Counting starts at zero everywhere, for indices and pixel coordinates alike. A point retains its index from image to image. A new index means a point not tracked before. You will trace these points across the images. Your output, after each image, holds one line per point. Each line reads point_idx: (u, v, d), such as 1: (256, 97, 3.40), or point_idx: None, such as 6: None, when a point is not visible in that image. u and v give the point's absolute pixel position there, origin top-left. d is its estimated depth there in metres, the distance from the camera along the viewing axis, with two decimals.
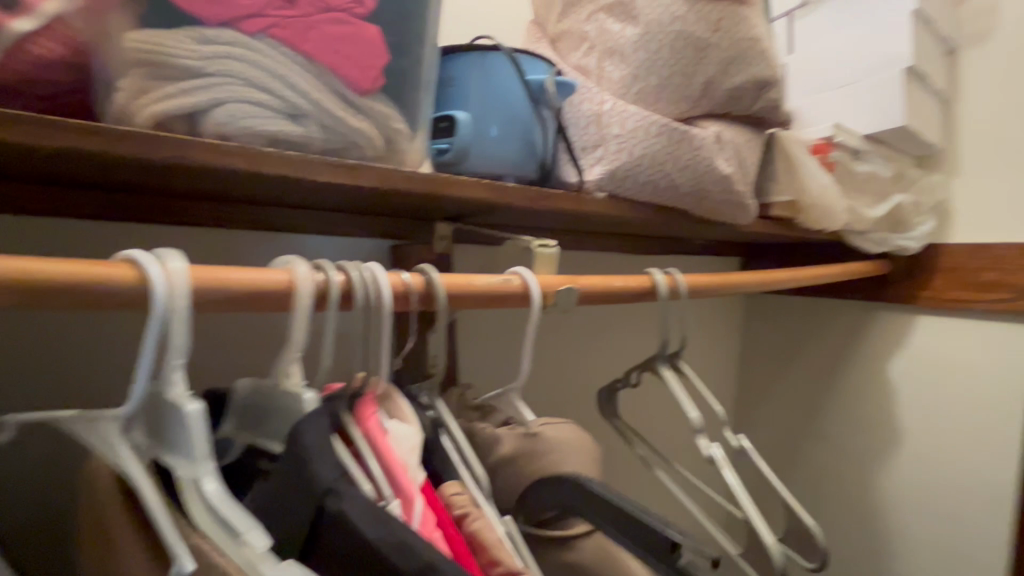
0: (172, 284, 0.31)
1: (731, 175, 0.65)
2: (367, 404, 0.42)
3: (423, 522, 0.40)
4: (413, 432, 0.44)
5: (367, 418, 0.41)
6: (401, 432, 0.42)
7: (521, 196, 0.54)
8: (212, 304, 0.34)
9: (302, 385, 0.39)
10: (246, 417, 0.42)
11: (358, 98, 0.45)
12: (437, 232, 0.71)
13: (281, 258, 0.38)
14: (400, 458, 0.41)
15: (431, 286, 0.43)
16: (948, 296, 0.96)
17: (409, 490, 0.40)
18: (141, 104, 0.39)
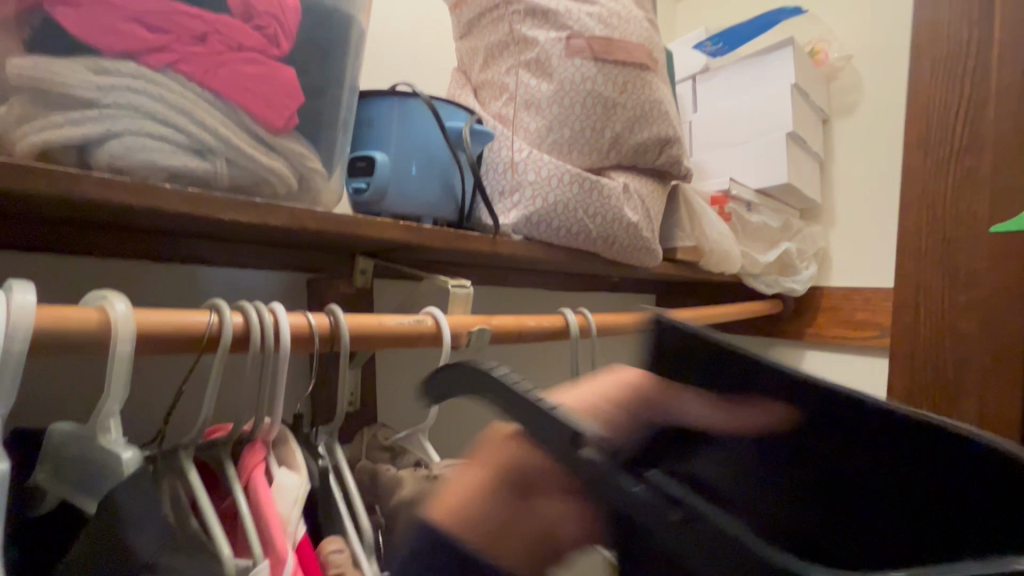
0: (15, 322, 0.29)
1: (637, 223, 0.70)
2: (256, 453, 0.40)
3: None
4: (302, 482, 0.40)
5: (251, 467, 0.40)
6: (286, 484, 0.40)
7: (438, 237, 0.56)
8: (70, 346, 0.32)
9: (121, 442, 0.34)
10: (70, 467, 0.35)
11: (271, 137, 0.45)
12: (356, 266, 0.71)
13: (93, 293, 0.35)
14: (279, 513, 0.38)
15: (336, 329, 0.43)
16: (829, 334, 1.07)
17: (282, 549, 0.37)
18: (23, 133, 0.37)
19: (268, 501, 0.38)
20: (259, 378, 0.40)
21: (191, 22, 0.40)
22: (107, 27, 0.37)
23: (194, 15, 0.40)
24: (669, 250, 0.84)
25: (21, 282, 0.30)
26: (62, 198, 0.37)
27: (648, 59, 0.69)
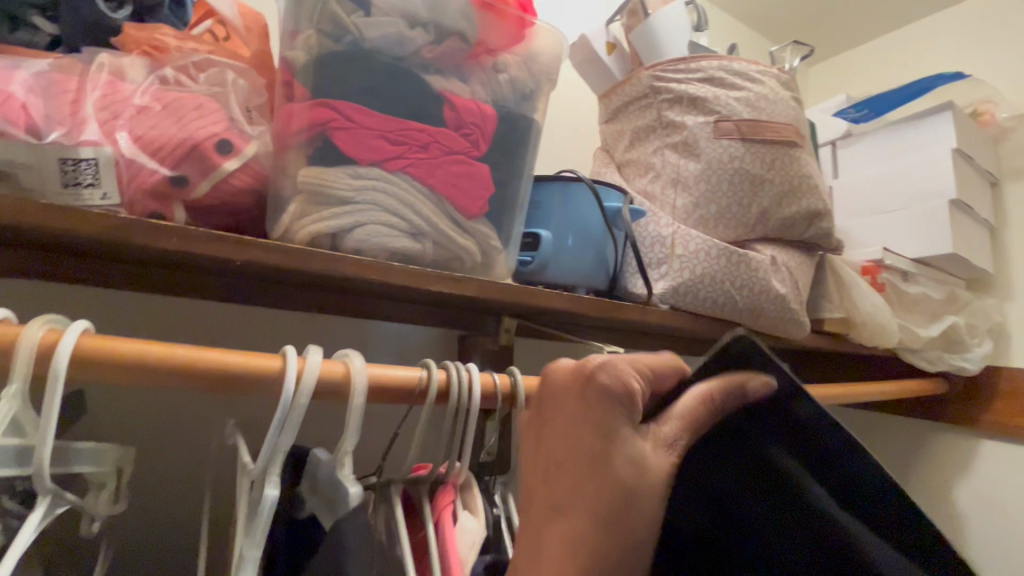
0: (304, 374, 0.38)
1: (786, 294, 0.70)
2: (445, 494, 0.44)
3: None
4: (480, 531, 0.44)
5: (442, 506, 0.44)
6: (468, 527, 0.43)
7: (594, 306, 0.61)
8: (330, 394, 0.40)
9: (351, 478, 0.40)
10: (314, 493, 0.43)
11: (466, 221, 0.54)
12: (504, 325, 0.76)
13: (340, 351, 0.43)
14: (461, 555, 0.42)
15: (518, 389, 0.48)
16: (1013, 422, 0.93)
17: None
18: (300, 224, 0.48)
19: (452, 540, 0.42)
20: (452, 430, 0.46)
21: (419, 135, 0.50)
22: (365, 144, 0.49)
23: (422, 130, 0.51)
24: (816, 321, 0.81)
25: (314, 347, 0.40)
26: (323, 274, 0.47)
27: (797, 137, 0.70)
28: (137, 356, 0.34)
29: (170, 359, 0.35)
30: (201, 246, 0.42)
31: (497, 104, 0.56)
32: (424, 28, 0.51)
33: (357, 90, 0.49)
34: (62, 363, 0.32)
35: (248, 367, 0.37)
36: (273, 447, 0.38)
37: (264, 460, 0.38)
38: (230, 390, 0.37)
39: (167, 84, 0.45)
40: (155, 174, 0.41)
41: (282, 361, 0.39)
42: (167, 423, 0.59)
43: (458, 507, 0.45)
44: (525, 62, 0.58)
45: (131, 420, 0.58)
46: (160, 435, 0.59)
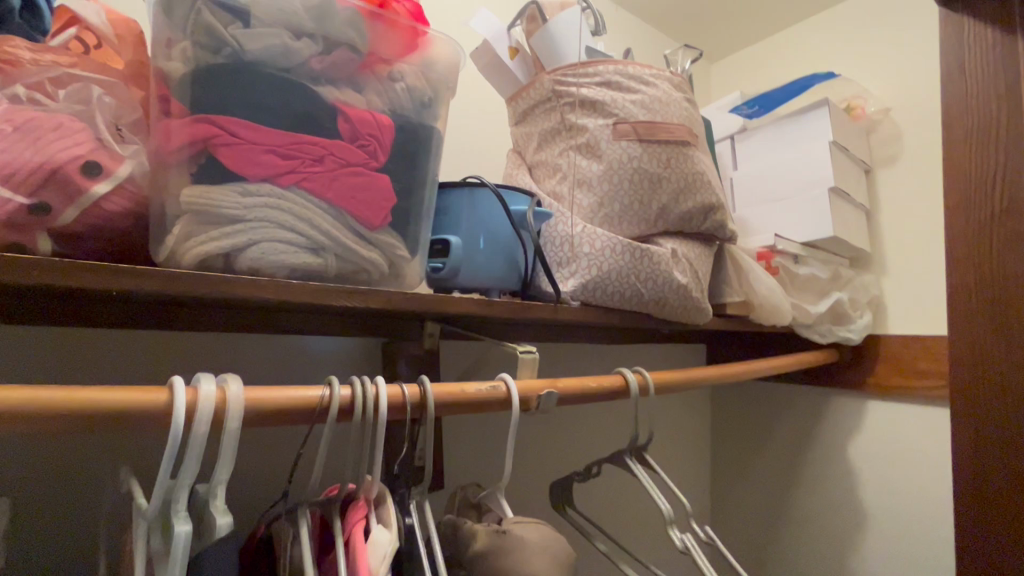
0: (197, 406, 0.37)
1: (687, 284, 0.75)
2: (357, 510, 0.45)
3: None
4: (394, 541, 0.44)
5: (353, 524, 0.44)
6: (378, 539, 0.43)
7: (507, 308, 0.62)
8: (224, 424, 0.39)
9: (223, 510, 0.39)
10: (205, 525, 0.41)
11: (370, 233, 0.54)
12: (425, 330, 0.75)
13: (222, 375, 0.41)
14: (369, 570, 0.42)
15: (427, 399, 0.49)
16: (892, 383, 1.05)
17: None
18: (188, 246, 0.46)
19: (361, 554, 0.42)
20: (360, 445, 0.46)
21: (313, 149, 0.50)
22: (253, 160, 0.47)
23: (315, 143, 0.50)
24: (719, 306, 0.87)
25: (205, 376, 0.39)
26: (215, 297, 0.46)
27: (689, 136, 0.75)
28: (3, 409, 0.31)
29: (40, 406, 0.32)
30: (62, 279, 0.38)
31: (394, 114, 0.56)
32: (311, 39, 0.50)
33: (241, 103, 0.47)
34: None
35: (131, 405, 0.36)
36: (172, 485, 0.37)
37: (156, 500, 0.37)
38: (106, 429, 0.35)
39: (19, 102, 0.42)
40: (8, 203, 0.38)
41: (169, 393, 0.37)
42: (60, 462, 0.56)
43: (370, 522, 0.45)
44: (422, 71, 0.58)
45: (22, 463, 0.55)
46: (51, 473, 0.55)
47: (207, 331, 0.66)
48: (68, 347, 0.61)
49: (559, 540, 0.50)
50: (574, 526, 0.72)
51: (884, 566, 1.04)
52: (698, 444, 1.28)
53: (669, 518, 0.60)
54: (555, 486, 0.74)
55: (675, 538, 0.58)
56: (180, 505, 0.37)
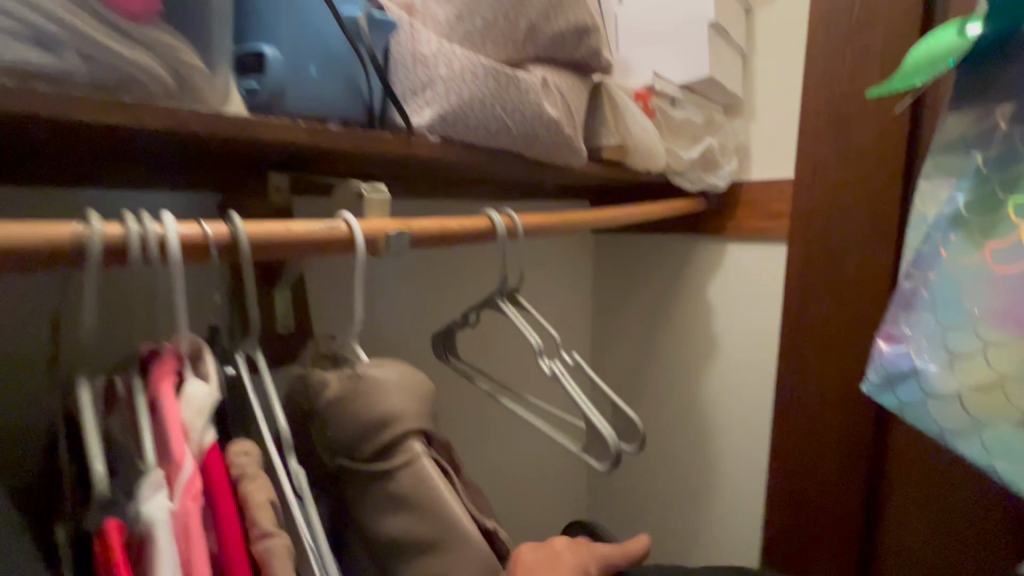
0: None
1: (558, 119, 0.68)
2: (164, 364, 0.38)
3: (184, 492, 0.33)
4: (213, 394, 0.37)
5: (158, 383, 0.37)
6: (192, 393, 0.36)
7: (348, 139, 0.53)
8: None
9: None
10: None
11: (131, 26, 0.40)
12: (272, 183, 0.65)
13: None
14: (182, 425, 0.35)
15: (238, 237, 0.41)
16: (748, 223, 1.12)
17: (178, 456, 0.34)
18: None
19: (170, 411, 0.35)
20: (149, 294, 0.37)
21: None
22: None
23: None
24: (595, 150, 0.84)
25: None
26: None
27: None
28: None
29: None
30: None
31: None
32: None
33: None
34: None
35: None
36: None
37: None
38: None
39: None
40: None
41: None
42: None
43: (183, 380, 0.38)
44: None
45: None
46: None
47: None
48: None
49: (415, 374, 0.47)
50: (455, 373, 0.72)
51: (723, 383, 1.18)
52: (581, 298, 1.34)
53: (538, 348, 0.61)
54: (436, 337, 0.73)
55: (542, 365, 0.59)
56: None
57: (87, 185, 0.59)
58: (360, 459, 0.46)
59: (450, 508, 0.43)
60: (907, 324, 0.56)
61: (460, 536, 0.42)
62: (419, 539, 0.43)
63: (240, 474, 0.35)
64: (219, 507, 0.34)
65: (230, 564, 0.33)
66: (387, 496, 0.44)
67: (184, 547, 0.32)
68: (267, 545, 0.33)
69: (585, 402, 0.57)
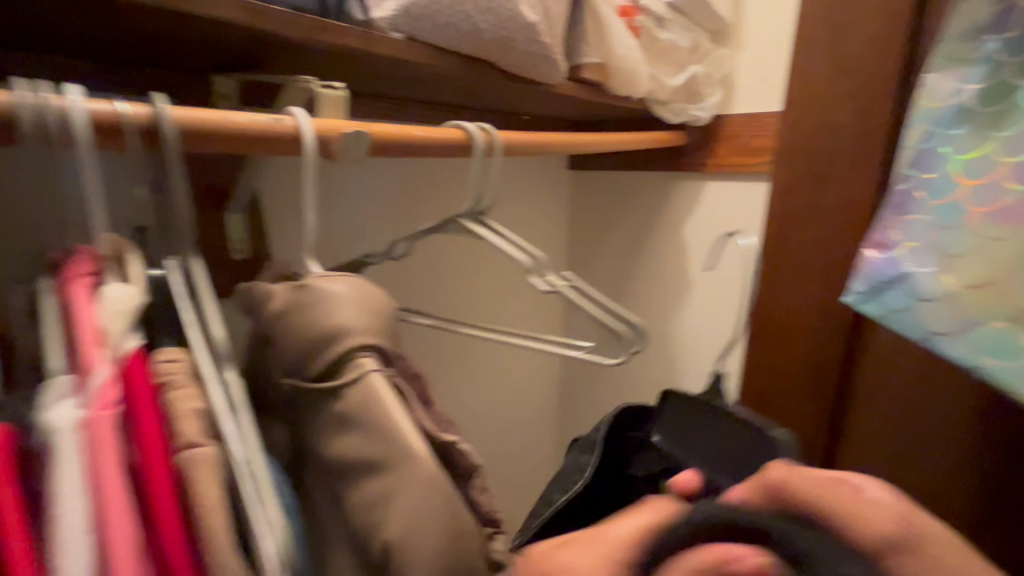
0: None
1: (537, 24, 0.63)
2: (74, 264, 0.36)
3: (91, 402, 0.31)
4: (134, 295, 0.35)
5: (74, 283, 0.35)
6: (112, 294, 0.35)
7: (292, 25, 0.46)
8: None
9: None
10: None
11: None
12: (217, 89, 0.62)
13: None
14: (99, 325, 0.34)
15: (157, 121, 0.36)
16: (729, 161, 1.07)
17: (90, 365, 0.32)
18: None
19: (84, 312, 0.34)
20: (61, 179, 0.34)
21: None
22: None
23: None
24: (574, 68, 0.78)
25: None
26: None
27: None
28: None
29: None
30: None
31: None
32: None
33: None
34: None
35: None
36: None
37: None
38: None
39: None
40: None
41: None
42: None
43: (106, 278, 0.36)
44: None
45: None
46: None
47: None
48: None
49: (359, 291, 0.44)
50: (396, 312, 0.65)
51: (695, 324, 1.18)
52: (557, 235, 1.32)
53: (530, 266, 0.57)
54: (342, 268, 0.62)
55: (541, 283, 0.57)
56: None
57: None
58: (308, 375, 0.44)
59: (400, 432, 0.41)
60: (902, 222, 0.49)
61: (408, 460, 0.40)
62: (368, 461, 0.41)
63: (167, 381, 0.35)
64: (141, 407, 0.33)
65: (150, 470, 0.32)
66: (333, 416, 0.43)
67: (91, 460, 0.30)
68: (188, 453, 0.32)
69: (587, 304, 0.56)
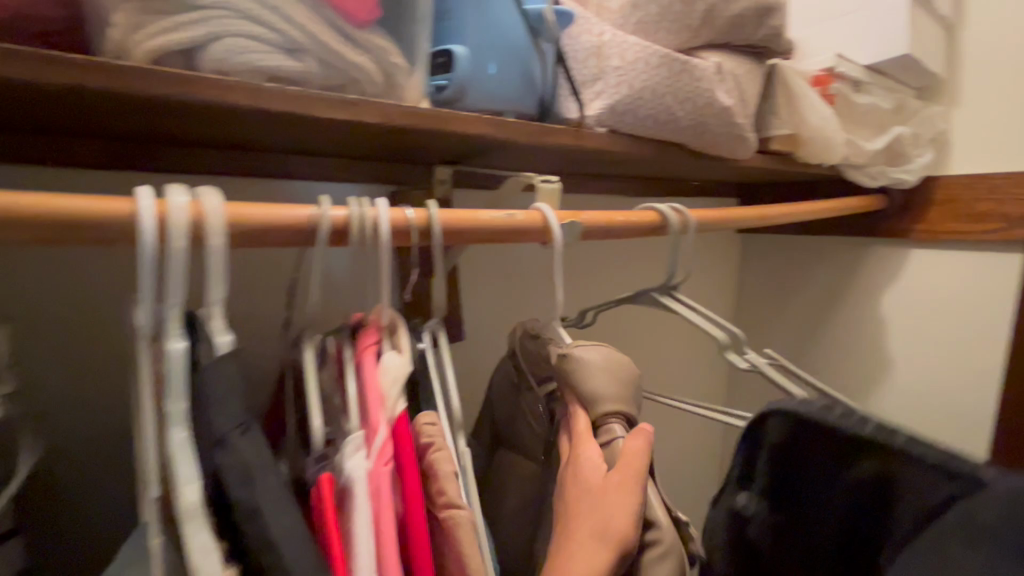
0: (205, 218, 0.35)
1: (731, 107, 0.65)
2: (366, 335, 0.45)
3: (376, 457, 0.40)
4: (405, 365, 0.44)
5: (363, 351, 0.44)
6: (390, 365, 0.43)
7: (524, 129, 0.54)
8: (243, 238, 0.37)
9: (220, 328, 0.36)
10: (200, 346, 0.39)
11: (355, 31, 0.45)
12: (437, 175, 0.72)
13: (183, 187, 0.35)
14: (381, 390, 0.42)
15: (436, 224, 0.44)
16: (944, 229, 0.95)
17: (376, 424, 0.41)
18: (136, 40, 0.38)
19: (373, 379, 0.43)
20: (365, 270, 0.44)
21: None
22: None
23: None
24: (763, 140, 0.78)
25: (176, 187, 0.35)
26: (183, 101, 0.38)
27: None
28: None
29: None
30: (5, 70, 0.33)
31: None
32: None
33: None
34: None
35: (102, 216, 0.32)
36: (155, 301, 0.34)
37: (146, 319, 0.34)
38: (78, 240, 0.32)
39: None
40: None
41: (134, 204, 0.33)
42: (65, 299, 0.53)
43: (383, 348, 0.45)
44: None
45: (26, 294, 0.51)
46: (63, 312, 0.53)
47: (193, 169, 0.60)
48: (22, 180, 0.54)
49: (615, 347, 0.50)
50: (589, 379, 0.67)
51: (897, 407, 1.04)
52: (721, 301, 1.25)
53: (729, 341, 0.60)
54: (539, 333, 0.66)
55: (743, 356, 0.59)
56: (173, 320, 0.34)
57: (289, 171, 0.66)
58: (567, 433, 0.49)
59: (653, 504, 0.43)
60: None
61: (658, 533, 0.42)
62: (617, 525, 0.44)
63: (429, 443, 0.43)
64: (407, 465, 0.41)
65: (413, 519, 0.41)
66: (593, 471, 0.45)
67: (374, 505, 0.39)
68: (450, 513, 0.41)
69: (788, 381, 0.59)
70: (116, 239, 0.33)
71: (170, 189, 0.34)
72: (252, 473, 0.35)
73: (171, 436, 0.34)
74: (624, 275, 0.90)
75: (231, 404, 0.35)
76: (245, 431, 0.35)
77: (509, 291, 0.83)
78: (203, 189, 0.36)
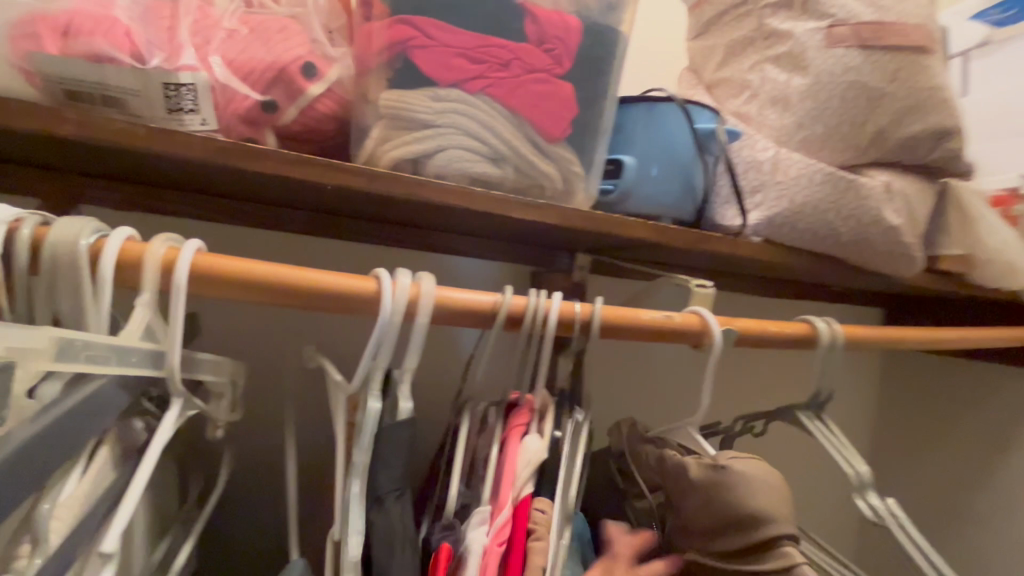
0: (397, 294, 0.39)
1: (901, 226, 0.63)
2: (518, 415, 0.47)
3: (493, 534, 0.42)
4: (542, 451, 0.45)
5: (510, 427, 0.47)
6: (525, 446, 0.45)
7: (684, 235, 0.57)
8: (443, 317, 0.42)
9: (406, 396, 0.40)
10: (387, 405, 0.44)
11: (548, 145, 0.51)
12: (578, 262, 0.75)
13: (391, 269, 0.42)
14: (513, 468, 0.45)
15: (598, 317, 0.47)
16: None
17: (502, 501, 0.44)
18: (383, 149, 0.48)
19: (509, 455, 0.45)
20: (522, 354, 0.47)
21: (500, 52, 0.47)
22: (445, 63, 0.46)
23: (502, 46, 0.47)
24: (931, 258, 0.73)
25: (402, 270, 0.41)
26: (411, 200, 0.47)
27: (929, 41, 0.60)
28: (219, 275, 0.34)
29: (238, 274, 0.34)
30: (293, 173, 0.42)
31: (580, 15, 0.52)
32: None
33: (441, 5, 0.46)
34: (106, 273, 0.31)
35: (337, 289, 0.38)
36: (371, 366, 0.39)
37: (358, 378, 0.40)
38: (324, 307, 0.38)
39: (253, 7, 0.44)
40: (247, 100, 0.42)
41: (372, 282, 0.39)
42: (270, 341, 0.63)
43: (525, 428, 0.47)
44: None
45: (244, 333, 0.62)
46: (264, 352, 0.63)
47: (382, 240, 0.71)
48: (255, 243, 0.66)
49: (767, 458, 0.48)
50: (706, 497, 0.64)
51: None
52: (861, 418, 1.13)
53: (858, 484, 0.55)
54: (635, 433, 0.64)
55: (871, 506, 0.54)
56: (375, 383, 0.39)
57: (454, 248, 0.74)
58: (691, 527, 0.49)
59: None
60: None
61: None
62: None
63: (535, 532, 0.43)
64: (511, 548, 0.42)
65: None
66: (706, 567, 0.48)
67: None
68: None
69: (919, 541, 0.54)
70: (349, 310, 0.39)
71: (384, 274, 0.39)
72: (393, 540, 0.39)
73: (350, 490, 0.37)
74: (756, 378, 0.86)
75: (395, 465, 0.39)
76: (398, 496, 0.40)
77: (630, 380, 0.83)
78: (407, 272, 0.41)
